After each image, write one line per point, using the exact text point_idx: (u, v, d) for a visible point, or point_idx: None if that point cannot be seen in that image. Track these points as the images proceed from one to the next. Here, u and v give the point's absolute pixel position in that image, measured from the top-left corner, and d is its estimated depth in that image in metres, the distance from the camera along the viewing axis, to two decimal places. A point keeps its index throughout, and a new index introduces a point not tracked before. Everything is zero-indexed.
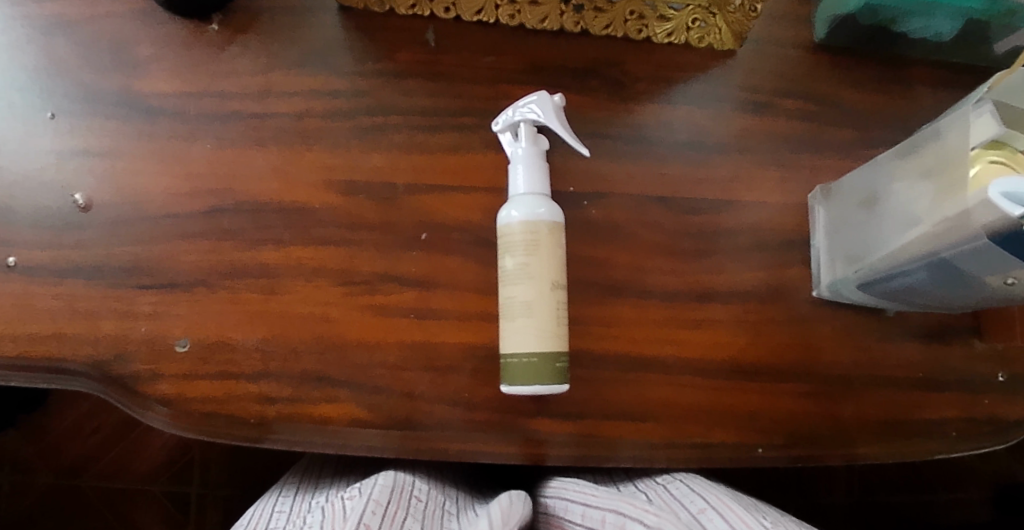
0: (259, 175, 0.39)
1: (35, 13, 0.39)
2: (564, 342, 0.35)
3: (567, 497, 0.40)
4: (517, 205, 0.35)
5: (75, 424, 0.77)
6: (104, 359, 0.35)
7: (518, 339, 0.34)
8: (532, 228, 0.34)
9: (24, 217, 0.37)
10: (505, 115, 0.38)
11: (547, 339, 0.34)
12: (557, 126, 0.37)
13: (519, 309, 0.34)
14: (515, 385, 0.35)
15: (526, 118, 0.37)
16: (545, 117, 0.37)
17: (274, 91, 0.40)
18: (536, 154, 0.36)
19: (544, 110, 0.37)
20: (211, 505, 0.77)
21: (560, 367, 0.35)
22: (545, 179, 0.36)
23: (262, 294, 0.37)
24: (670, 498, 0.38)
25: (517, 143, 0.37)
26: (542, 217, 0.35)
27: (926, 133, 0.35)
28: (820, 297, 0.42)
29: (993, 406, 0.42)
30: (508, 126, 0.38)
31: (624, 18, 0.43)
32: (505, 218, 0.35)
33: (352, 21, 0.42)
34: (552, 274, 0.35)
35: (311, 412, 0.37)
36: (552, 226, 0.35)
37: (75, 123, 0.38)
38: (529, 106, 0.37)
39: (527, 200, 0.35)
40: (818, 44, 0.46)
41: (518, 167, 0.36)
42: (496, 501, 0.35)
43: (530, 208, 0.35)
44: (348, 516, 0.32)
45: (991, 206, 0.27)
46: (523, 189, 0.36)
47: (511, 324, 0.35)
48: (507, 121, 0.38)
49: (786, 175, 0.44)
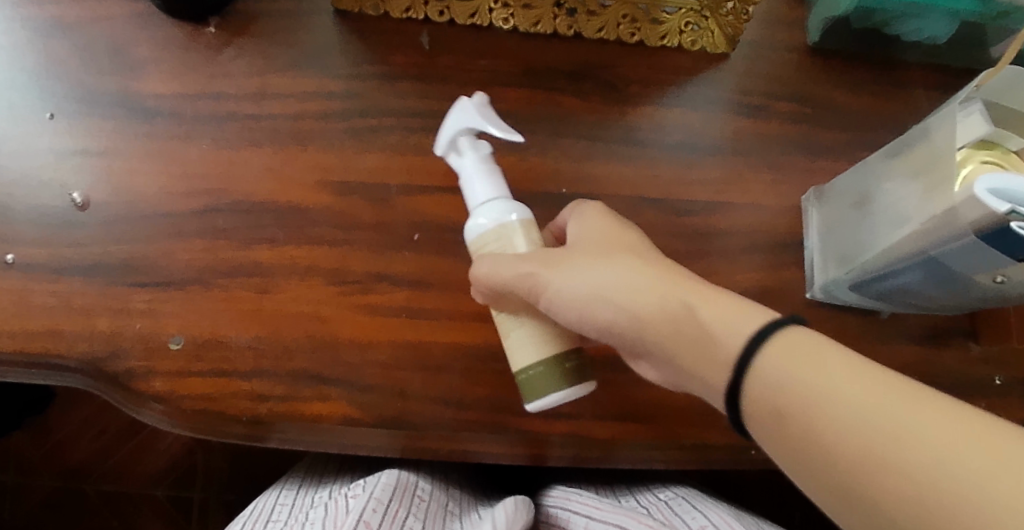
0: (255, 175, 0.39)
1: (38, 16, 0.40)
2: (571, 334, 0.31)
3: (569, 510, 0.44)
4: (483, 213, 0.31)
5: (80, 427, 0.78)
6: (96, 356, 0.36)
7: (518, 352, 0.31)
8: (495, 233, 0.31)
9: (23, 215, 0.37)
10: (439, 136, 0.33)
11: (547, 338, 0.30)
12: (492, 125, 0.32)
13: (506, 320, 0.31)
14: (536, 402, 0.31)
15: (464, 132, 0.33)
16: (480, 123, 0.32)
17: (270, 92, 0.40)
18: (485, 161, 0.32)
19: (473, 116, 0.32)
20: (213, 511, 0.77)
21: (573, 366, 0.30)
22: (501, 180, 0.32)
23: (255, 293, 0.38)
24: (672, 513, 0.42)
25: (464, 157, 0.33)
26: (507, 216, 0.31)
27: (914, 133, 0.36)
28: (813, 299, 0.42)
29: (990, 409, 0.42)
30: (446, 148, 0.33)
31: (616, 22, 0.43)
32: (474, 233, 0.32)
33: (347, 24, 0.42)
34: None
35: (301, 410, 0.37)
36: (520, 222, 0.31)
37: (73, 123, 0.39)
38: (461, 118, 0.32)
39: (489, 206, 0.31)
40: (811, 47, 0.46)
41: (473, 177, 0.32)
42: (503, 505, 0.38)
43: (491, 212, 0.31)
44: (349, 513, 0.34)
45: (977, 203, 0.28)
46: (484, 198, 0.32)
47: (511, 338, 0.31)
48: (443, 142, 0.33)
49: (779, 177, 0.44)
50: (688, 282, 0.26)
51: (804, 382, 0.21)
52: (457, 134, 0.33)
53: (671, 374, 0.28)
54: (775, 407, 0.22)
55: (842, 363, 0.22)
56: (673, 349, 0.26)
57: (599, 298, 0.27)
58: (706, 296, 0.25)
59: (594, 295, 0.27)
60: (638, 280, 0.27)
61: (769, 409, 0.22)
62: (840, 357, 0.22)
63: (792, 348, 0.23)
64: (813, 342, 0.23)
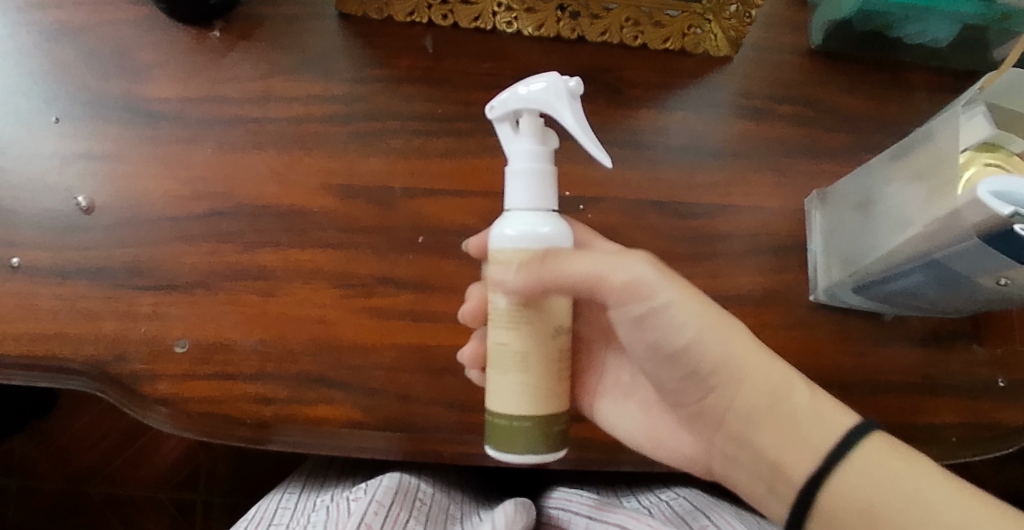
0: (259, 178, 0.39)
1: (41, 20, 0.40)
2: (563, 402, 0.29)
3: (569, 511, 0.44)
4: (514, 222, 0.28)
5: (82, 431, 0.77)
6: (101, 359, 0.36)
7: (509, 400, 0.28)
8: (533, 254, 0.27)
9: (28, 220, 0.38)
10: (505, 95, 0.28)
11: (545, 399, 0.28)
12: (575, 126, 0.27)
13: (512, 361, 0.28)
14: (501, 452, 0.29)
15: (533, 110, 0.27)
16: (560, 114, 0.27)
17: (273, 96, 0.40)
18: (542, 159, 0.28)
19: (556, 102, 0.27)
20: (218, 513, 0.77)
21: (557, 431, 0.29)
22: (550, 191, 0.28)
23: (260, 296, 0.38)
24: (674, 514, 0.43)
25: (520, 136, 0.28)
26: (547, 240, 0.27)
27: (917, 136, 0.37)
28: (817, 302, 0.42)
29: (991, 411, 0.42)
30: (507, 114, 0.28)
31: (619, 25, 0.43)
32: (498, 238, 0.28)
33: (350, 27, 0.42)
34: (556, 316, 0.28)
35: (305, 413, 0.37)
36: (559, 253, 0.28)
37: (78, 126, 0.39)
38: (543, 97, 0.27)
39: (526, 217, 0.27)
40: (814, 50, 0.46)
41: (524, 171, 0.27)
42: (504, 508, 0.38)
43: (530, 230, 0.27)
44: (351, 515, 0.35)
45: (979, 205, 0.28)
46: (523, 203, 0.28)
47: (501, 377, 0.28)
48: (507, 105, 0.28)
49: (783, 180, 0.44)
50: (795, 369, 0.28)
51: (898, 488, 0.23)
52: (522, 109, 0.27)
53: (706, 429, 0.30)
54: (864, 506, 0.24)
55: (926, 472, 0.24)
56: (740, 417, 0.28)
57: (704, 338, 0.27)
58: (799, 380, 0.27)
59: (711, 333, 0.27)
60: (750, 353, 0.28)
61: (856, 506, 0.24)
62: (921, 466, 0.24)
63: (880, 452, 0.24)
64: (892, 441, 0.25)
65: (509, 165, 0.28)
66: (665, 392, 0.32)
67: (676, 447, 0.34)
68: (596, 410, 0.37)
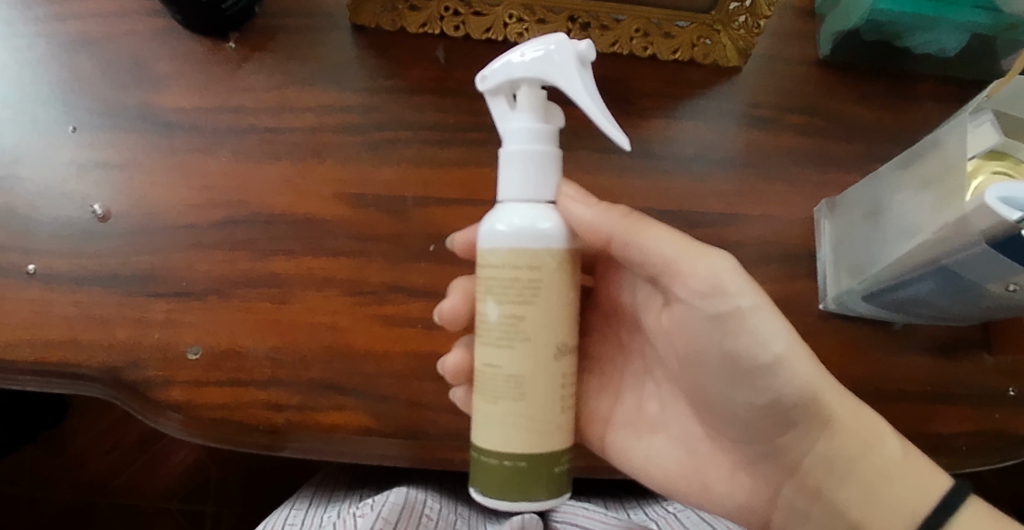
0: (272, 188, 0.40)
1: (60, 30, 0.41)
2: (564, 439, 0.27)
3: (575, 525, 0.45)
4: (508, 216, 0.26)
5: (88, 440, 0.77)
6: (116, 365, 0.37)
7: (497, 433, 0.26)
8: (529, 253, 0.25)
9: (46, 227, 0.38)
10: (502, 62, 0.26)
11: (539, 433, 0.26)
12: (584, 96, 0.26)
13: (505, 388, 0.26)
14: (490, 497, 0.27)
15: (534, 80, 0.26)
16: (568, 83, 0.26)
17: (288, 107, 0.41)
18: (539, 134, 0.26)
19: (563, 70, 0.26)
20: (226, 523, 0.77)
21: (558, 473, 0.27)
22: (549, 175, 0.26)
23: (272, 304, 0.38)
24: (682, 526, 0.45)
25: (516, 112, 0.27)
26: (546, 236, 0.25)
27: (926, 143, 0.37)
28: (827, 310, 0.42)
29: (1003, 421, 0.42)
30: (503, 85, 0.27)
31: (630, 36, 0.43)
32: (489, 233, 0.26)
33: (363, 39, 0.42)
34: (554, 336, 0.26)
35: (318, 420, 0.37)
36: (555, 256, 0.25)
37: (95, 136, 0.40)
38: (547, 65, 0.26)
39: (522, 209, 0.26)
40: (821, 60, 0.46)
41: (523, 153, 0.26)
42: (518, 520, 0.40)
43: (524, 222, 0.25)
44: None
45: (988, 210, 0.29)
46: (519, 190, 0.26)
47: (495, 408, 0.26)
48: (503, 76, 0.26)
49: (792, 189, 0.44)
50: (885, 421, 0.30)
51: None
52: (522, 80, 0.26)
53: (772, 470, 0.32)
54: None
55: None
56: (823, 461, 0.30)
57: (792, 357, 0.28)
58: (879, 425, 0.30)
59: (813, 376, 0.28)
60: (844, 398, 0.29)
61: None
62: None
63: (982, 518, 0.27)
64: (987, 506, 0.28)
65: (504, 146, 0.27)
66: (728, 427, 0.32)
67: (725, 488, 0.34)
68: (607, 440, 0.37)
